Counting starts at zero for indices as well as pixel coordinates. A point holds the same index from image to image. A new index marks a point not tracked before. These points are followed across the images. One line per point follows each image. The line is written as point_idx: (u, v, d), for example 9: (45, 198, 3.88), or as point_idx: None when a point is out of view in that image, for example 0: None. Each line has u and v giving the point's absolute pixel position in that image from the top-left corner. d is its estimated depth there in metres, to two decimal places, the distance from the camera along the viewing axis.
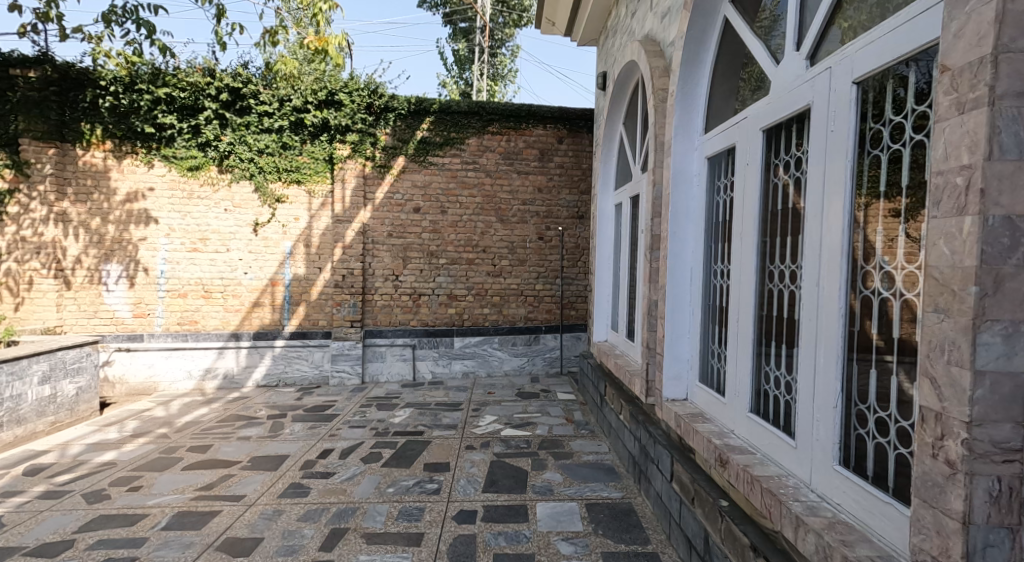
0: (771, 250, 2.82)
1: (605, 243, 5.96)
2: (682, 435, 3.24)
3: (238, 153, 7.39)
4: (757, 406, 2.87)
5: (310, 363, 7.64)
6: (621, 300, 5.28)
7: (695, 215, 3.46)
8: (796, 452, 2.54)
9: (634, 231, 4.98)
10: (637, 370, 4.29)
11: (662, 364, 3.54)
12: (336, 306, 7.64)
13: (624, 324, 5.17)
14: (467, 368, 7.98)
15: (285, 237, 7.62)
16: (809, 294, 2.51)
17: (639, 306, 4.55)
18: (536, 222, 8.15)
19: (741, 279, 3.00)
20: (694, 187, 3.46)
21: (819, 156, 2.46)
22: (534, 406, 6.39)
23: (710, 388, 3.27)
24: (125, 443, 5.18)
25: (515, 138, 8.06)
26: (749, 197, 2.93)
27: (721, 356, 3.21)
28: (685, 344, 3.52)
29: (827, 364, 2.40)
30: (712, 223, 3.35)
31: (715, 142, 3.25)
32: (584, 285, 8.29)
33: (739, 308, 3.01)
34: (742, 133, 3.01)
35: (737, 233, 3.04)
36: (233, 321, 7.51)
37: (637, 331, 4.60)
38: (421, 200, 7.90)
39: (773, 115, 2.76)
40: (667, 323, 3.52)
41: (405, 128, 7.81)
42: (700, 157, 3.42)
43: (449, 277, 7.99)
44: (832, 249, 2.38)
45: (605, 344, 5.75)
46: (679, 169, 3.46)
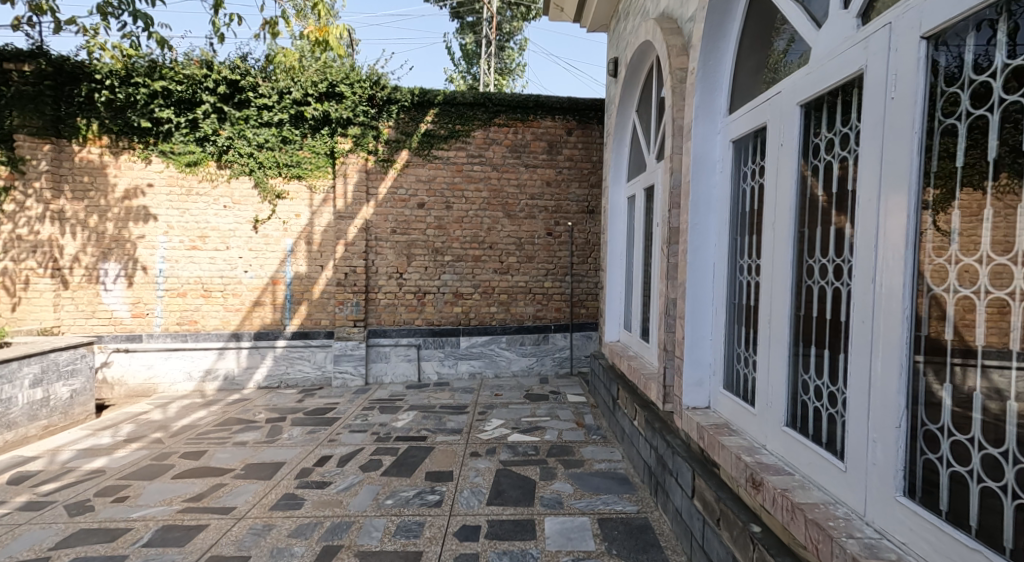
0: (810, 244, 2.52)
1: (616, 238, 5.67)
2: (705, 448, 2.95)
3: (237, 148, 7.17)
4: (794, 417, 2.58)
5: (312, 364, 7.42)
6: (634, 297, 5.01)
7: (718, 205, 3.17)
8: (846, 476, 2.25)
9: (648, 224, 4.69)
10: (653, 374, 4.01)
11: (681, 369, 3.25)
12: (339, 305, 7.41)
13: (637, 323, 4.89)
14: (473, 369, 7.73)
15: (286, 234, 7.40)
16: (862, 294, 2.21)
17: (654, 304, 4.27)
18: (544, 218, 7.86)
19: (774, 276, 2.70)
20: (717, 174, 3.16)
21: (873, 134, 2.16)
22: (543, 409, 6.13)
23: (736, 397, 2.98)
24: (117, 448, 4.96)
25: (522, 130, 7.78)
26: (784, 183, 2.63)
27: (749, 360, 2.92)
28: (707, 346, 3.23)
29: (885, 373, 2.10)
30: (737, 214, 3.06)
31: (742, 122, 2.95)
32: (595, 282, 7.99)
33: (771, 308, 2.72)
34: (774, 110, 2.71)
35: (769, 224, 2.74)
36: (233, 320, 7.31)
37: (651, 331, 4.32)
38: (425, 195, 7.65)
39: (814, 88, 2.46)
40: (688, 324, 3.23)
41: (408, 121, 7.55)
42: (724, 140, 3.12)
43: (455, 274, 7.73)
44: (892, 243, 2.08)
45: (617, 344, 5.48)
46: (701, 154, 3.17)
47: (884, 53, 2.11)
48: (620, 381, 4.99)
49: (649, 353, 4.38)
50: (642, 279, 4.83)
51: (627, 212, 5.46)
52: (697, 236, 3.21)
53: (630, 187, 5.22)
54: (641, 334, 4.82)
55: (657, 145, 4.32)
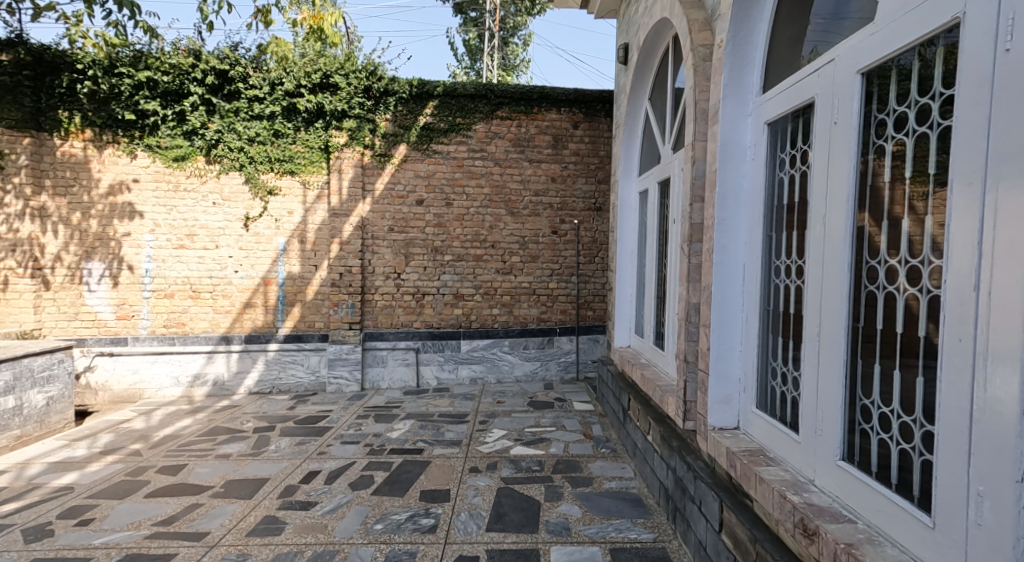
0: (872, 243, 2.14)
1: (627, 236, 5.29)
2: (738, 479, 2.59)
3: (226, 142, 6.84)
4: (850, 448, 2.21)
5: (305, 368, 7.08)
6: (647, 301, 4.64)
7: (752, 199, 2.80)
8: (934, 534, 1.85)
9: (663, 221, 4.32)
10: (670, 386, 3.64)
11: (706, 384, 2.88)
12: (333, 307, 7.07)
13: (650, 329, 4.52)
14: (474, 374, 7.38)
15: (278, 232, 7.06)
16: (957, 307, 1.80)
17: (671, 308, 3.90)
18: (549, 215, 7.50)
19: (826, 281, 2.31)
20: (748, 163, 2.80)
21: (977, 102, 1.75)
22: (547, 418, 5.78)
23: (773, 420, 2.61)
24: (92, 461, 4.63)
25: (526, 123, 7.42)
26: (839, 171, 2.25)
27: (790, 377, 2.54)
28: (736, 359, 2.87)
29: (987, 406, 1.71)
30: (772, 209, 2.69)
31: (783, 102, 2.57)
32: (602, 283, 7.62)
33: (820, 319, 2.34)
34: (823, 86, 2.34)
35: (818, 219, 2.36)
36: (223, 323, 6.98)
37: (667, 338, 3.95)
38: (424, 191, 7.30)
39: (879, 54, 2.09)
40: (714, 333, 2.86)
41: (406, 114, 7.20)
42: (759, 123, 2.75)
43: (455, 274, 7.38)
44: (1000, 246, 1.69)
45: (628, 350, 5.11)
46: (730, 141, 2.80)
47: (992, 4, 1.72)
48: (632, 389, 4.64)
49: (665, 363, 4.01)
50: (656, 280, 4.47)
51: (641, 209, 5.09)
52: (727, 235, 2.84)
53: (643, 181, 4.85)
54: (654, 342, 4.45)
55: (674, 134, 3.96)
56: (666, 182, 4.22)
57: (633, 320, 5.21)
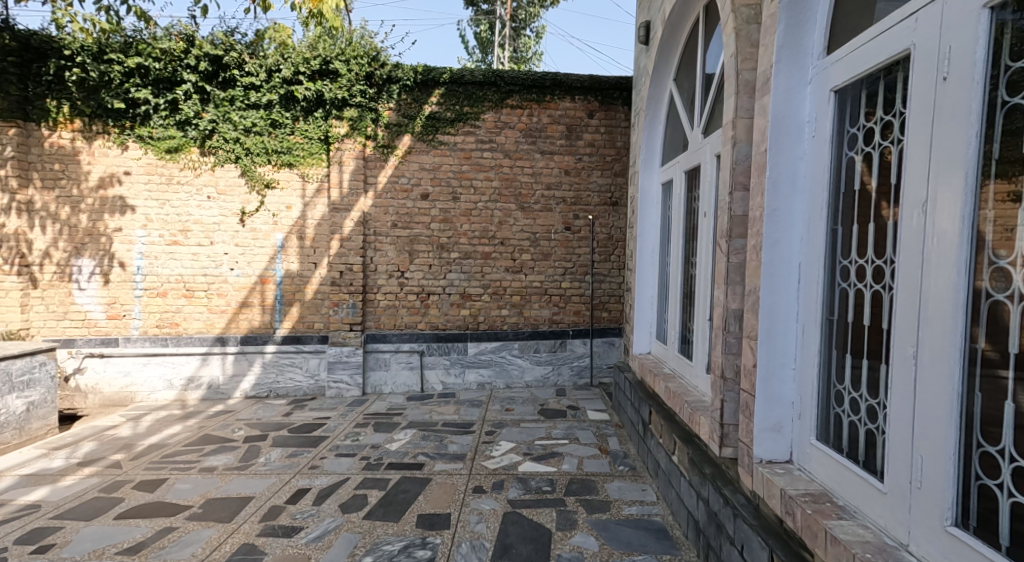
0: (996, 241, 1.65)
1: (648, 232, 4.83)
2: (797, 530, 2.14)
3: (222, 133, 6.48)
4: (963, 508, 1.71)
5: (304, 372, 6.72)
6: (672, 305, 4.19)
7: (813, 188, 2.34)
8: None
9: (690, 215, 3.87)
10: (700, 403, 3.21)
11: (753, 409, 2.44)
12: (333, 307, 6.70)
13: (676, 337, 4.07)
14: (482, 379, 6.98)
15: (276, 228, 6.70)
16: None
17: (700, 313, 3.46)
18: (562, 210, 7.06)
19: (921, 288, 1.84)
20: (809, 146, 2.35)
21: None
22: (559, 429, 5.35)
23: (844, 460, 2.14)
24: (66, 474, 4.27)
25: (538, 112, 6.99)
26: (942, 149, 1.78)
27: (865, 404, 2.09)
28: (790, 379, 2.42)
29: None
30: (843, 202, 2.22)
31: (860, 66, 2.11)
32: (618, 282, 7.18)
33: (916, 337, 1.85)
34: (918, 42, 1.86)
35: (911, 210, 1.88)
36: (218, 323, 6.62)
37: (697, 348, 3.50)
38: (430, 184, 6.90)
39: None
40: (761, 346, 2.42)
41: (411, 103, 6.80)
42: (828, 94, 2.28)
43: (462, 273, 6.98)
44: None
45: (649, 358, 4.67)
46: (786, 118, 2.35)
47: None
48: (654, 402, 4.20)
49: (693, 376, 3.58)
50: (681, 281, 4.02)
51: (664, 203, 4.63)
52: (780, 231, 2.40)
53: (668, 171, 4.40)
54: (679, 351, 4.01)
55: (706, 117, 3.52)
56: (695, 171, 3.77)
57: (655, 325, 4.76)
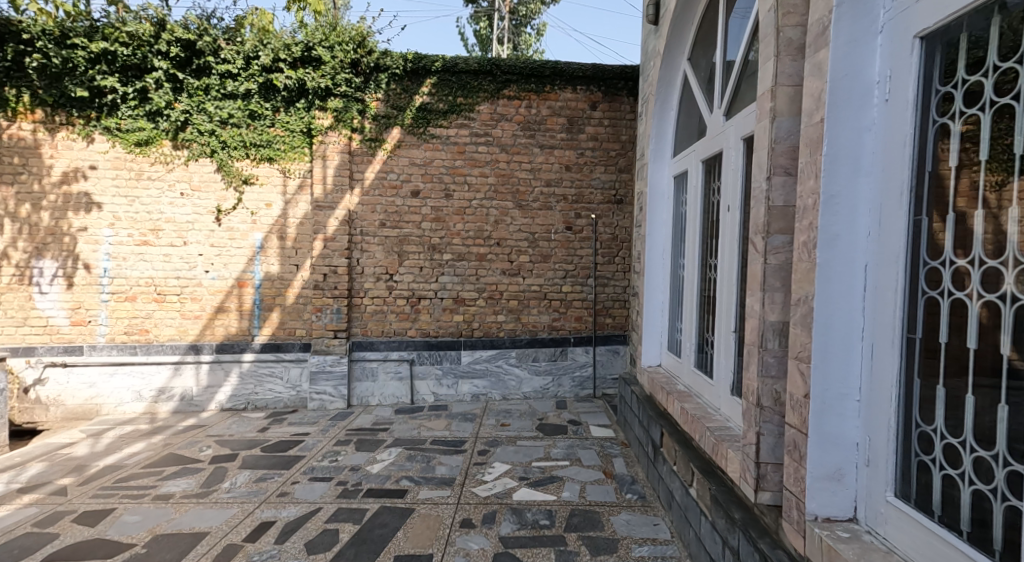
0: None
1: (658, 229, 4.35)
2: None
3: (196, 124, 6.02)
4: None
5: (284, 382, 6.24)
6: (687, 311, 3.72)
7: (883, 177, 1.98)
8: None
9: (709, 211, 3.42)
10: (723, 430, 2.76)
11: (809, 449, 2.06)
12: (315, 312, 6.21)
13: (691, 349, 3.59)
14: (476, 390, 6.50)
15: (255, 227, 6.22)
16: None
17: (723, 323, 3.00)
18: (562, 209, 6.59)
19: None
20: (882, 136, 1.99)
21: None
22: (559, 448, 4.87)
23: (942, 527, 1.77)
24: (2, 504, 3.79)
25: (537, 104, 6.52)
26: None
27: (973, 458, 1.72)
28: (854, 413, 2.05)
29: None
30: (935, 210, 1.86)
31: (955, 3, 1.74)
32: (623, 286, 6.69)
33: None
34: None
35: None
36: (191, 330, 6.14)
37: (718, 364, 3.04)
38: (421, 180, 6.42)
39: None
40: (818, 367, 2.05)
41: (401, 93, 6.33)
42: (908, 40, 1.90)
43: (455, 275, 6.51)
44: None
45: (660, 372, 4.18)
46: (853, 97, 2.00)
47: None
48: (666, 421, 3.72)
49: (712, 396, 3.11)
50: (699, 285, 3.55)
51: (677, 197, 4.16)
52: (842, 226, 2.03)
53: (681, 162, 3.92)
54: (695, 366, 3.54)
55: (727, 97, 3.06)
56: (714, 160, 3.31)
57: (667, 335, 4.27)
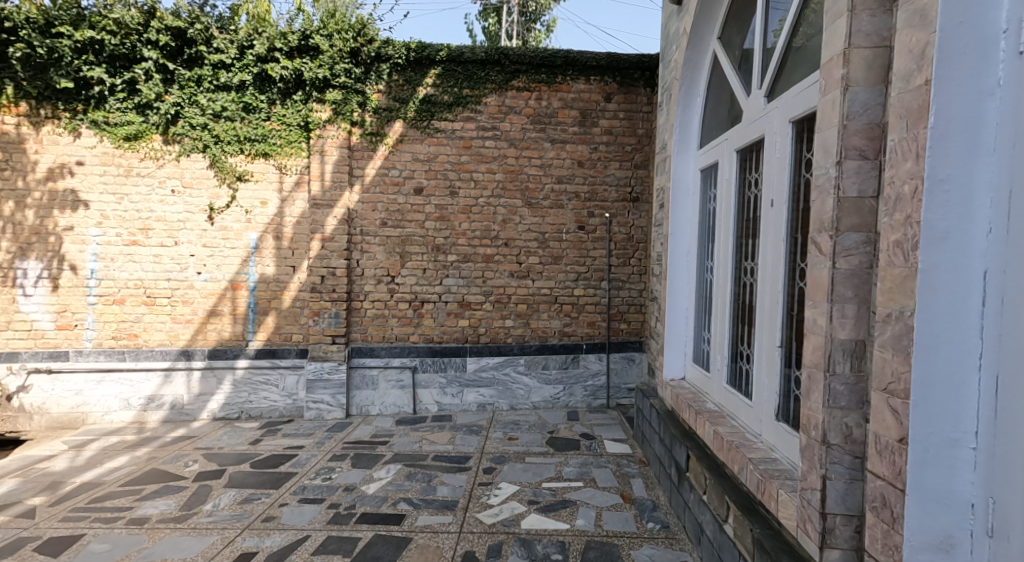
0: None
1: (682, 229, 3.96)
2: None
3: (187, 118, 5.69)
4: None
5: (280, 390, 5.90)
6: (717, 318, 3.35)
7: (1010, 159, 1.59)
8: None
9: (745, 206, 3.04)
10: (772, 469, 2.42)
11: (908, 491, 1.73)
12: (313, 316, 5.87)
13: (723, 362, 3.22)
14: (483, 399, 6.14)
15: (249, 227, 5.89)
16: None
17: (767, 335, 2.62)
18: (575, 207, 6.21)
19: None
20: (1011, 106, 1.59)
21: None
22: (572, 466, 4.49)
23: None
24: None
25: (548, 96, 6.15)
26: None
27: None
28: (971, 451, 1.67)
29: None
30: None
31: None
32: (638, 290, 6.29)
33: None
34: None
35: None
36: (183, 335, 5.81)
37: (760, 381, 2.71)
38: (424, 177, 6.07)
39: None
40: (920, 401, 1.71)
41: (403, 84, 5.98)
42: None
43: (460, 277, 6.14)
44: None
45: (685, 387, 3.78)
46: (967, 63, 1.63)
47: None
48: (694, 443, 3.32)
49: (752, 418, 2.78)
50: (733, 290, 3.16)
51: (704, 193, 3.78)
52: (953, 223, 1.67)
53: (711, 153, 3.56)
54: (727, 381, 3.17)
55: (770, 76, 2.72)
56: (752, 148, 2.95)
57: (694, 344, 3.87)
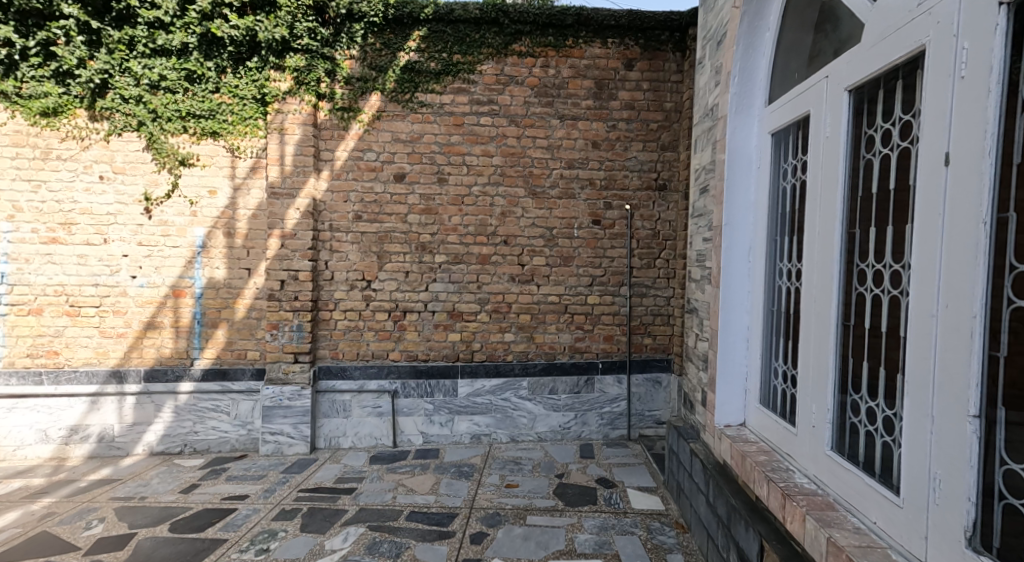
0: None
1: (742, 217, 2.97)
2: None
3: (118, 89, 4.65)
4: None
5: (232, 419, 4.88)
6: (812, 340, 2.49)
7: None
8: None
9: (874, 190, 2.19)
10: None
11: None
12: (271, 330, 4.85)
13: (828, 403, 2.38)
14: (477, 429, 5.12)
15: (195, 221, 4.85)
16: None
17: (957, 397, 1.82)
18: (589, 197, 5.15)
19: None
20: None
21: None
22: (587, 531, 3.43)
23: None
24: None
25: (556, 62, 5.10)
26: None
27: None
28: None
29: None
30: None
31: None
32: (666, 297, 5.22)
33: None
34: None
35: None
36: (113, 352, 4.78)
37: (929, 458, 1.90)
38: (407, 161, 5.05)
39: None
40: None
41: (381, 49, 4.96)
42: None
43: (450, 282, 5.10)
44: None
45: (756, 442, 2.83)
46: None
47: None
48: (783, 543, 2.34)
49: (909, 532, 1.96)
50: (847, 302, 2.32)
51: (775, 168, 2.81)
52: None
53: (795, 106, 2.61)
54: (835, 443, 2.35)
55: None
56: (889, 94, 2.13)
57: (760, 379, 2.88)
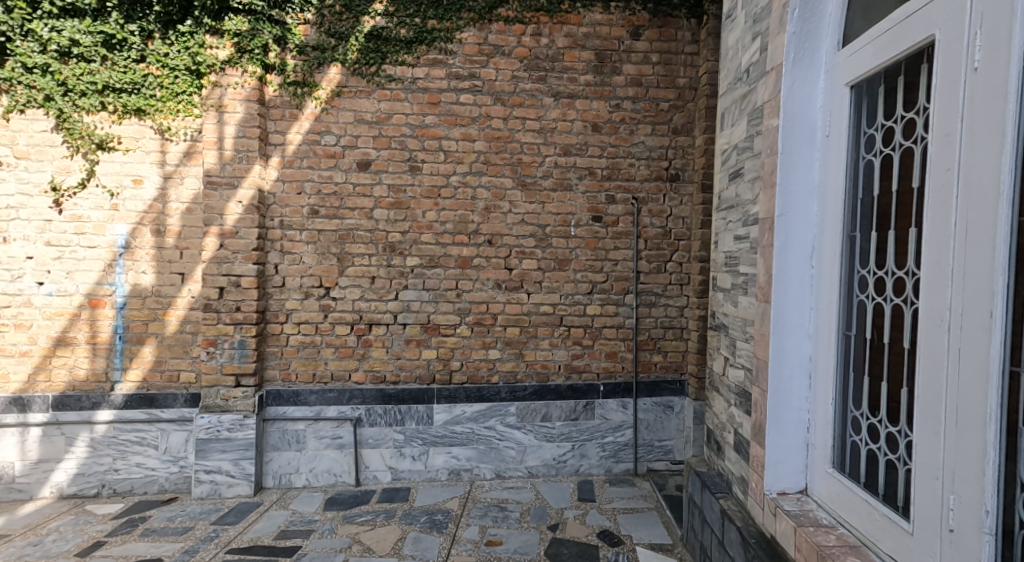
0: None
1: (802, 206, 2.33)
2: None
3: (18, 56, 3.82)
4: None
5: (160, 454, 4.06)
6: (941, 391, 1.75)
7: None
8: None
9: None
10: None
11: None
12: (207, 347, 4.04)
13: (986, 503, 1.61)
14: (456, 464, 4.32)
15: (115, 217, 4.04)
16: None
17: None
18: (588, 188, 4.36)
19: None
20: None
21: None
22: None
23: None
24: None
25: (549, 30, 4.32)
26: None
27: None
28: None
29: None
30: None
31: None
32: (679, 307, 4.43)
33: None
34: None
35: None
36: (15, 375, 3.97)
37: None
38: (372, 145, 4.25)
39: None
40: None
41: (340, 12, 4.15)
42: None
43: (424, 289, 4.31)
44: None
45: (845, 533, 2.10)
46: None
47: None
48: None
49: None
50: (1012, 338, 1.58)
51: (854, 137, 2.17)
52: None
53: (889, 43, 1.97)
54: None
55: None
56: None
57: (833, 432, 2.22)
